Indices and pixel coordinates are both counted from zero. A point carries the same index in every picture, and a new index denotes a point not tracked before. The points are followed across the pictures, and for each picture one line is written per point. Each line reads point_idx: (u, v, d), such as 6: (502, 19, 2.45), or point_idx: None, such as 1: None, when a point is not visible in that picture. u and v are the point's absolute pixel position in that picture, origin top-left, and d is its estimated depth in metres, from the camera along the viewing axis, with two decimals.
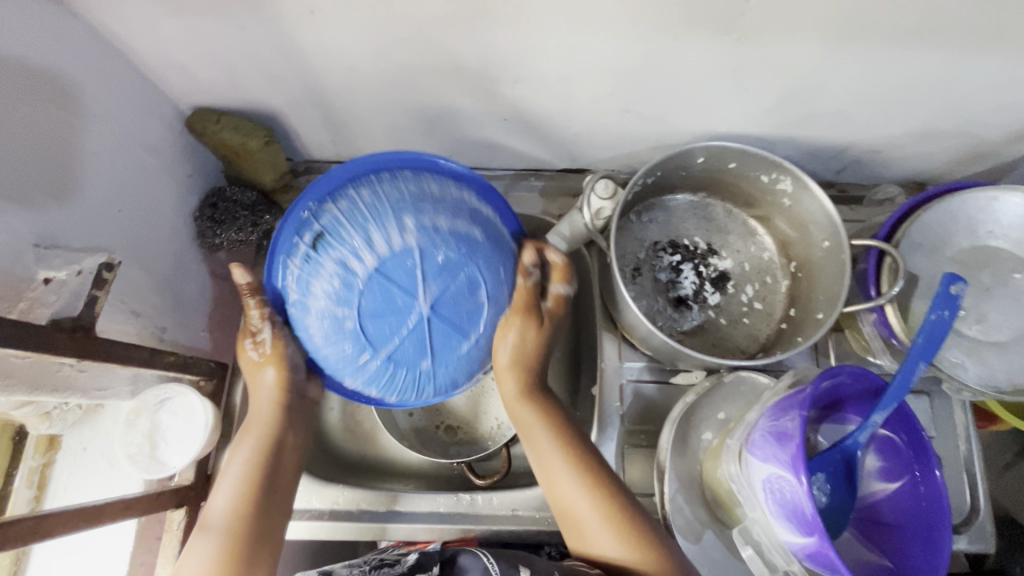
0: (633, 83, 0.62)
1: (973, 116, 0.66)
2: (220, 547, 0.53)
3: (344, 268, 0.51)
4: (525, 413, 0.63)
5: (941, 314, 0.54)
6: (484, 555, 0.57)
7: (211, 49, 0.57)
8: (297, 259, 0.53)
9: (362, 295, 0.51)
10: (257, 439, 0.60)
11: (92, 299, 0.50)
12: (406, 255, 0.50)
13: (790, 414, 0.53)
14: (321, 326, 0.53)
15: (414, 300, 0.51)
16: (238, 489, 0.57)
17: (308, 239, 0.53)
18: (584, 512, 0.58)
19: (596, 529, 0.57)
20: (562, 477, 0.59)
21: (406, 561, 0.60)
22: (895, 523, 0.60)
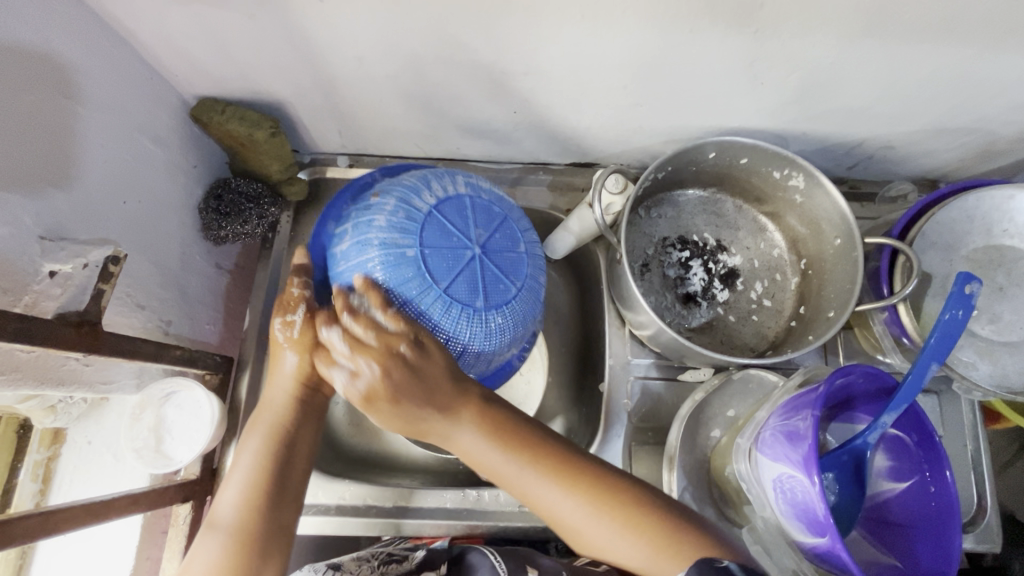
0: (647, 76, 0.61)
1: (991, 113, 0.65)
2: (227, 547, 0.53)
3: (408, 207, 0.56)
4: (453, 432, 0.58)
5: (955, 314, 0.54)
6: (491, 554, 0.58)
7: (218, 38, 0.56)
8: (391, 209, 0.55)
9: (429, 234, 0.55)
10: (264, 434, 0.59)
11: (98, 293, 0.50)
12: (500, 244, 0.58)
13: (802, 413, 0.53)
14: (395, 283, 0.54)
15: (496, 281, 0.57)
16: (244, 487, 0.56)
17: (420, 198, 0.56)
18: (581, 518, 0.56)
19: (603, 535, 0.55)
20: (514, 479, 0.58)
21: (413, 557, 0.61)
22: (903, 522, 0.60)
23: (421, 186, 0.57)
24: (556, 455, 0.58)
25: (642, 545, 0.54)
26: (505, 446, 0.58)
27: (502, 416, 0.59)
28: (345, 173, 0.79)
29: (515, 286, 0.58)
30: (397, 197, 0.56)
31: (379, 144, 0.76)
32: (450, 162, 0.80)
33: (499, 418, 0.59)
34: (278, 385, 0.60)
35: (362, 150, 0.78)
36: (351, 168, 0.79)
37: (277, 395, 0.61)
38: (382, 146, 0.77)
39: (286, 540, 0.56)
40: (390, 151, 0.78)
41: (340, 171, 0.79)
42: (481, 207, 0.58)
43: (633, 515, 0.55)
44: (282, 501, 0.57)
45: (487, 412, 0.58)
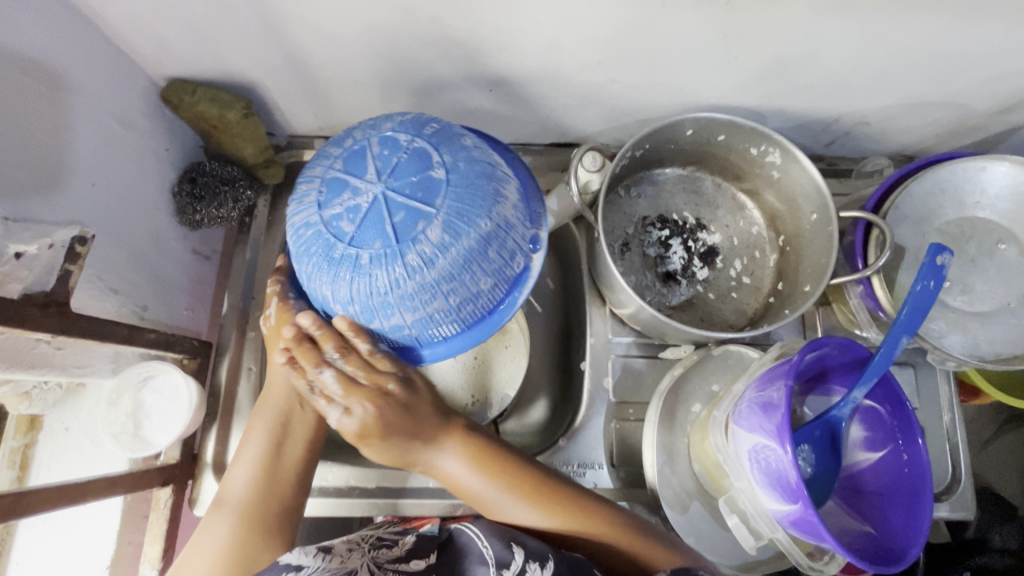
0: (621, 51, 0.60)
1: (964, 86, 0.66)
2: (233, 528, 0.55)
3: (311, 176, 0.55)
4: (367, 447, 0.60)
5: (926, 285, 0.55)
6: (478, 537, 0.56)
7: (184, 15, 0.55)
8: (300, 187, 0.55)
9: (326, 194, 0.52)
10: (271, 417, 0.60)
11: (65, 273, 0.49)
12: (405, 168, 0.51)
13: (775, 384, 0.53)
14: (308, 252, 0.53)
15: (405, 214, 0.50)
16: (253, 468, 0.58)
17: (321, 163, 0.55)
18: (501, 502, 0.60)
19: (510, 509, 0.60)
20: (421, 460, 0.61)
21: (404, 543, 0.59)
22: (877, 491, 0.61)
23: (327, 153, 0.55)
24: (497, 458, 0.61)
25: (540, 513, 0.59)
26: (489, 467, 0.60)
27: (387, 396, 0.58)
28: None
29: (432, 213, 0.51)
30: (308, 170, 0.55)
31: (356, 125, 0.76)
32: None
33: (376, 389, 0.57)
34: (278, 369, 0.62)
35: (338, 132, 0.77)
36: None
37: (276, 382, 0.62)
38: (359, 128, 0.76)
39: (292, 518, 0.57)
40: None
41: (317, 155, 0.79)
42: (379, 140, 0.53)
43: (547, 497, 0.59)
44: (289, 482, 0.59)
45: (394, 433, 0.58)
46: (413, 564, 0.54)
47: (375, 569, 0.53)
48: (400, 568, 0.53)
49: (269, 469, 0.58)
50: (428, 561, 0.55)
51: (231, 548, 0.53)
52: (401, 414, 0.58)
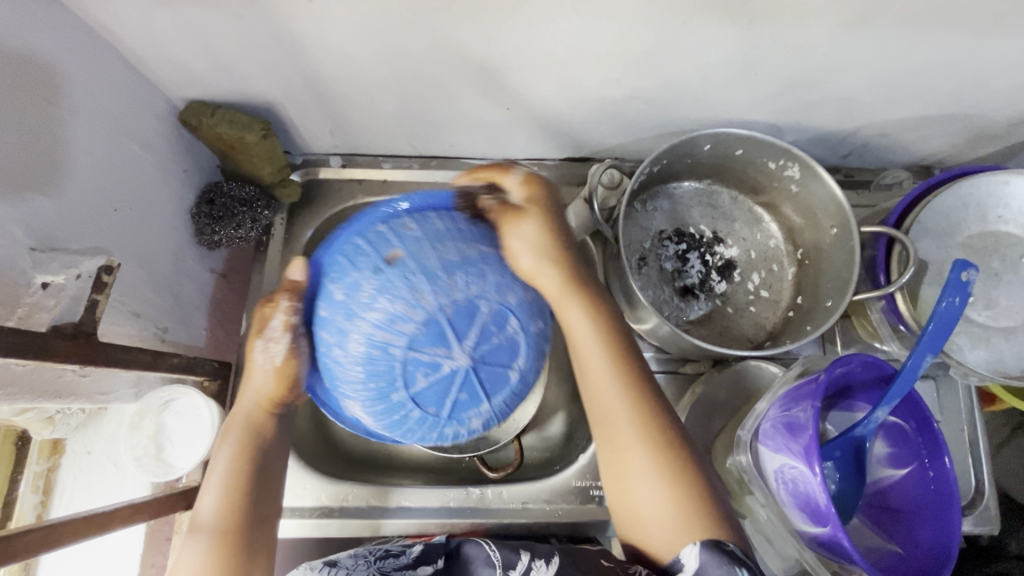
0: (641, 68, 0.60)
1: (985, 98, 0.65)
2: (207, 554, 0.52)
3: (413, 298, 0.45)
4: (598, 381, 0.56)
5: (952, 301, 0.54)
6: (487, 544, 0.58)
7: (205, 40, 0.55)
8: (399, 285, 0.45)
9: (422, 338, 0.45)
10: (239, 439, 0.58)
11: (93, 303, 0.48)
12: (495, 353, 0.48)
13: (802, 404, 0.53)
14: (368, 372, 0.47)
15: (468, 396, 0.49)
16: (221, 492, 0.55)
17: (433, 290, 0.45)
18: (647, 507, 0.53)
19: (660, 534, 0.52)
20: (626, 448, 0.54)
21: (410, 551, 0.60)
22: (903, 508, 0.60)
23: (447, 279, 0.45)
24: (665, 440, 0.54)
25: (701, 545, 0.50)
26: (645, 438, 0.54)
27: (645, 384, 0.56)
28: (338, 173, 0.79)
29: (486, 403, 0.50)
30: (410, 282, 0.45)
31: (372, 143, 0.76)
32: (443, 160, 0.80)
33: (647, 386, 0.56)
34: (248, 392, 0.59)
35: (354, 149, 0.77)
36: (344, 168, 0.79)
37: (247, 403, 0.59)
38: (375, 145, 0.76)
39: (266, 532, 0.56)
40: (383, 150, 0.77)
41: (333, 172, 0.79)
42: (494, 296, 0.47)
43: (699, 507, 0.52)
44: (265, 496, 0.58)
45: (565, 264, 0.57)
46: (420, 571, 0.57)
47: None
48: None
49: (243, 488, 0.56)
50: (435, 566, 0.58)
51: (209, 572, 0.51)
52: (552, 218, 0.58)
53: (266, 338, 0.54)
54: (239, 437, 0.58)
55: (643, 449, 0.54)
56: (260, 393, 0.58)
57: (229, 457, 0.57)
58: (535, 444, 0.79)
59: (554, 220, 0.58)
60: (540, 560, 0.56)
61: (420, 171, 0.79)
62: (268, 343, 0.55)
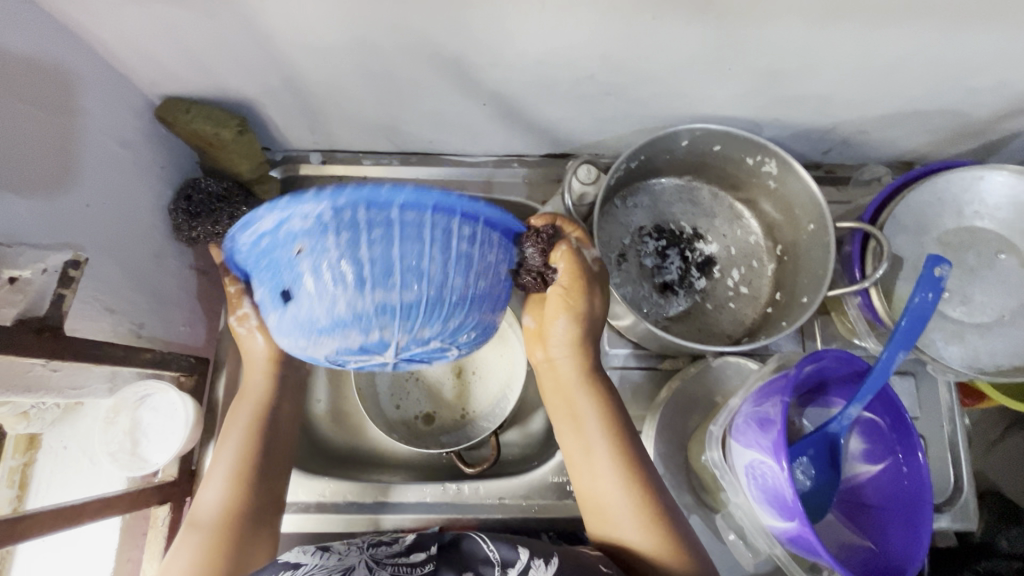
0: (615, 64, 0.60)
1: (961, 93, 0.65)
2: (208, 543, 0.54)
3: (307, 325, 0.42)
4: (576, 394, 0.60)
5: (924, 297, 0.54)
6: (484, 543, 0.55)
7: (177, 36, 0.55)
8: (298, 307, 0.41)
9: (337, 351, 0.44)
10: (245, 429, 0.61)
11: (59, 298, 0.49)
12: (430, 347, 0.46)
13: (772, 399, 0.53)
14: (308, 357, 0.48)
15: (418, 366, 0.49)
16: (225, 485, 0.57)
17: (333, 323, 0.41)
18: (608, 499, 0.57)
19: (625, 526, 0.56)
20: (591, 445, 0.58)
21: (403, 540, 0.57)
22: (878, 505, 0.60)
23: (341, 311, 0.40)
24: (625, 446, 0.58)
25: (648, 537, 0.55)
26: (608, 440, 0.58)
27: (609, 392, 0.60)
28: (318, 170, 0.79)
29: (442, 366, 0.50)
30: (304, 314, 0.41)
31: (351, 139, 0.76)
32: (424, 156, 0.80)
33: (610, 393, 0.60)
34: (250, 379, 0.63)
35: (334, 146, 0.77)
36: (324, 164, 0.79)
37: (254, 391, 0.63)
38: (355, 142, 0.76)
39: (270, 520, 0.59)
40: (363, 146, 0.78)
41: (313, 168, 0.79)
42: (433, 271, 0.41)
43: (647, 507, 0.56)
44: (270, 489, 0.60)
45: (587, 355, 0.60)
46: (413, 557, 0.53)
47: (373, 565, 0.50)
48: (401, 563, 0.51)
49: (246, 479, 0.58)
50: (429, 552, 0.53)
51: (211, 565, 0.53)
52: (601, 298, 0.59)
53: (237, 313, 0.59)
54: (246, 430, 0.60)
55: (605, 451, 0.58)
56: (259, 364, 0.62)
57: (233, 453, 0.59)
58: (515, 440, 0.79)
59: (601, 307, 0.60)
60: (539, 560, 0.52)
61: (401, 167, 0.79)
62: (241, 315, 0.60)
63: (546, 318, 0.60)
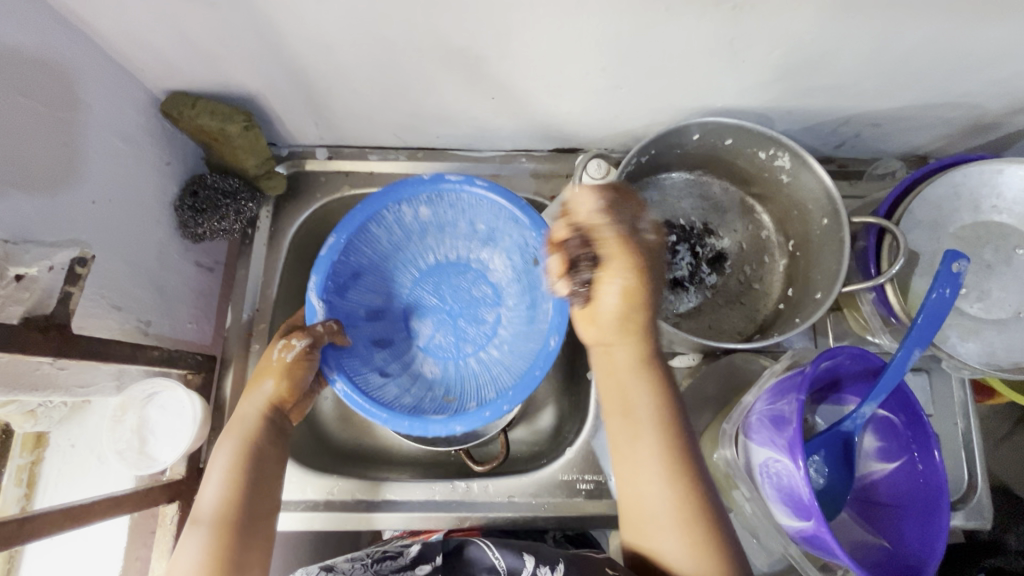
0: (626, 57, 0.59)
1: (979, 85, 0.64)
2: (207, 541, 0.53)
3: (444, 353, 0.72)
4: (628, 382, 0.56)
5: (942, 293, 0.53)
6: (491, 549, 0.58)
7: (181, 30, 0.54)
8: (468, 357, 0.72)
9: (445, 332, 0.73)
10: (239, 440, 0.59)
11: (66, 295, 0.48)
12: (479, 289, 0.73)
13: (787, 397, 0.52)
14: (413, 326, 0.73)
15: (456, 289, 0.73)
16: (226, 485, 0.56)
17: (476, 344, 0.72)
18: (650, 504, 0.54)
19: (662, 533, 0.53)
20: (641, 443, 0.55)
21: (408, 552, 0.60)
22: (892, 503, 0.59)
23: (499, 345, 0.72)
24: (676, 447, 0.54)
25: (690, 552, 0.52)
26: (658, 436, 0.54)
27: (668, 382, 0.57)
28: (324, 165, 0.78)
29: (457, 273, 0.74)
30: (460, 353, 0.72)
31: (358, 135, 0.75)
32: (430, 152, 0.79)
33: (669, 382, 0.57)
34: (251, 400, 0.61)
35: (340, 141, 0.77)
36: (330, 160, 0.78)
37: (247, 412, 0.61)
38: (361, 137, 0.76)
39: (266, 531, 0.57)
40: (369, 142, 0.77)
41: (319, 164, 0.78)
42: (477, 312, 0.73)
43: (693, 517, 0.52)
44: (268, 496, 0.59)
45: (648, 338, 0.56)
46: (419, 570, 0.57)
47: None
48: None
49: (248, 481, 0.57)
50: (434, 564, 0.57)
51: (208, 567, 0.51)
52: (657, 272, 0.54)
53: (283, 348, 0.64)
54: (240, 444, 0.59)
55: (654, 451, 0.54)
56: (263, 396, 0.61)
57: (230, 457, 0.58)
58: (524, 438, 0.78)
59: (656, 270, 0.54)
60: (543, 566, 0.55)
61: (407, 163, 0.79)
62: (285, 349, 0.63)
63: (603, 292, 0.54)
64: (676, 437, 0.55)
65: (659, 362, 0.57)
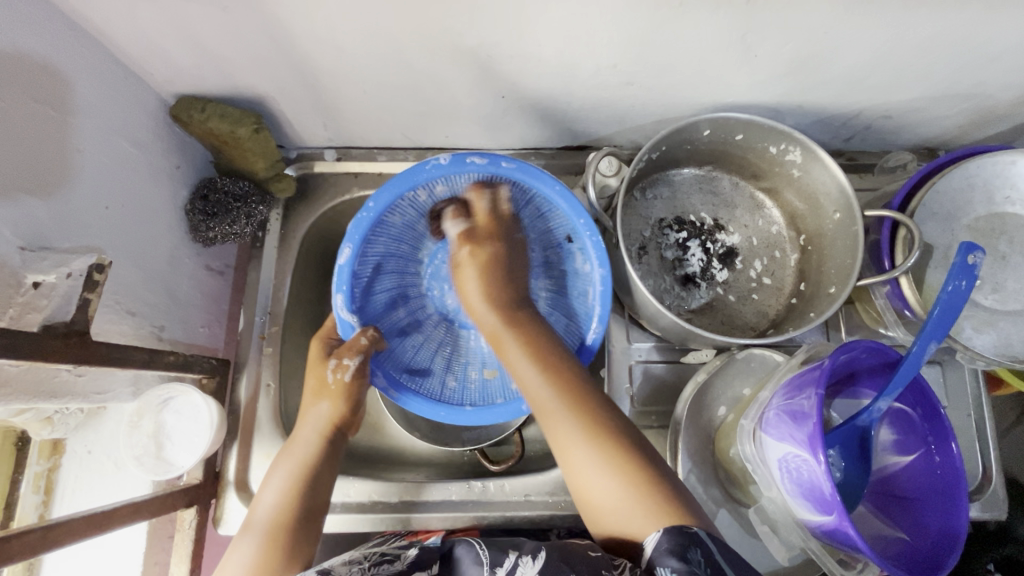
0: (638, 53, 0.59)
1: (991, 77, 0.63)
2: (258, 547, 0.54)
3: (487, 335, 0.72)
4: (518, 364, 0.60)
5: (958, 285, 0.53)
6: (478, 543, 0.54)
7: (193, 34, 0.54)
8: None
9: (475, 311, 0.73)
10: (297, 454, 0.60)
11: (85, 302, 0.48)
12: None
13: (805, 392, 0.52)
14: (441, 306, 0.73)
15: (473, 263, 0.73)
16: (282, 499, 0.57)
17: None
18: (590, 477, 0.54)
19: (611, 502, 0.53)
20: (558, 429, 0.56)
21: (405, 556, 0.55)
22: (910, 496, 0.59)
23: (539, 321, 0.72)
24: (602, 425, 0.55)
25: (639, 512, 0.51)
26: (575, 419, 0.56)
27: (557, 364, 0.59)
28: (333, 167, 0.78)
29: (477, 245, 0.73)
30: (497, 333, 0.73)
31: (366, 135, 0.75)
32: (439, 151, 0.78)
33: (562, 367, 0.59)
34: (311, 419, 0.62)
35: (348, 142, 0.76)
36: (339, 161, 0.78)
37: (308, 430, 0.62)
38: (370, 138, 0.75)
39: (314, 548, 0.57)
40: (378, 142, 0.76)
41: (327, 165, 0.78)
42: None
43: (637, 480, 0.52)
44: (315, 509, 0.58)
45: (520, 318, 0.63)
46: None
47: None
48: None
49: (303, 496, 0.58)
50: (430, 570, 0.53)
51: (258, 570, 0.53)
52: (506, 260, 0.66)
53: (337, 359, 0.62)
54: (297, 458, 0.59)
55: (576, 431, 0.55)
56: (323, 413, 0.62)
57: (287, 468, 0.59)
58: (538, 437, 0.79)
59: (505, 265, 0.66)
60: (528, 558, 0.51)
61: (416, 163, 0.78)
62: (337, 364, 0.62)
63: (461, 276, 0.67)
64: (601, 419, 0.56)
65: (537, 334, 0.62)
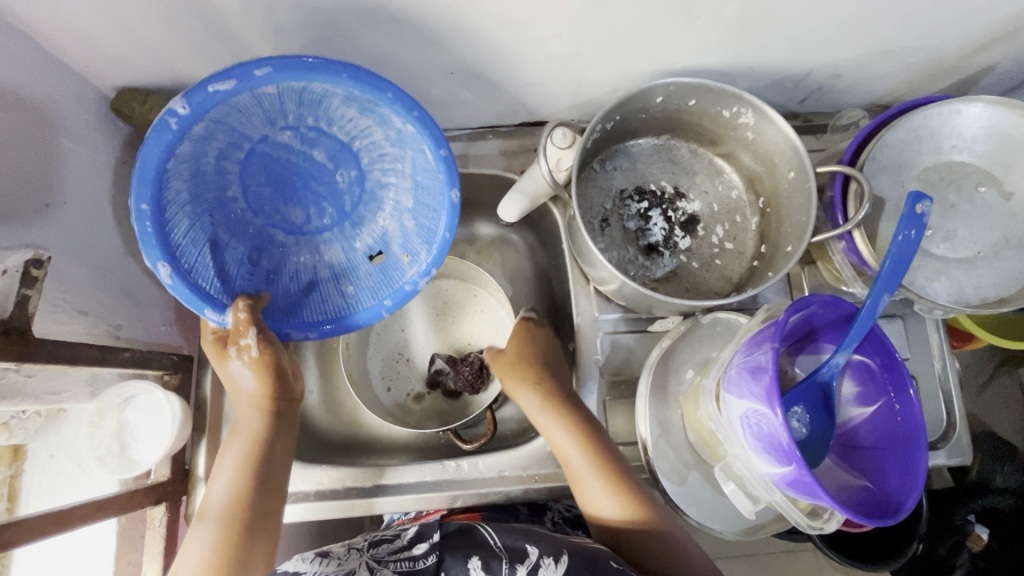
0: (580, 21, 0.58)
1: (934, 29, 0.64)
2: (216, 537, 0.55)
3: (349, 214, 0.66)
4: (544, 419, 0.66)
5: (907, 234, 0.53)
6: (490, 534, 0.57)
7: (122, 22, 0.53)
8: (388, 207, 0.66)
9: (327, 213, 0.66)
10: (244, 441, 0.61)
11: (24, 298, 0.47)
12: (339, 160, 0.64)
13: (762, 347, 0.53)
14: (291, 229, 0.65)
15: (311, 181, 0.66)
16: (237, 477, 0.59)
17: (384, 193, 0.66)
18: (581, 471, 0.63)
19: (597, 496, 0.62)
20: (564, 447, 0.64)
21: (404, 535, 0.61)
22: (872, 445, 0.61)
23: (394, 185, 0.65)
24: (591, 433, 0.64)
25: (617, 503, 0.61)
26: (580, 439, 0.63)
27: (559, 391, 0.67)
28: None
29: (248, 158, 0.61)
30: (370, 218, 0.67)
31: None
32: None
33: (567, 399, 0.66)
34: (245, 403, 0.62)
35: None
36: None
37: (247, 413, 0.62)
38: None
39: (273, 530, 0.59)
40: None
41: None
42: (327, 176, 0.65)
43: (615, 477, 0.62)
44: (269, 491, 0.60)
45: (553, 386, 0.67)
46: (415, 549, 0.57)
47: (375, 565, 0.55)
48: (403, 557, 0.56)
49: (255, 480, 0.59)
50: (431, 541, 0.57)
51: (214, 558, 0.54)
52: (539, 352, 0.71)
53: (238, 342, 0.59)
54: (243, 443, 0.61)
55: (576, 448, 0.63)
56: (254, 397, 0.62)
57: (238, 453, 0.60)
58: (512, 415, 0.79)
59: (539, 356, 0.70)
60: (547, 556, 0.54)
61: None
62: (240, 345, 0.59)
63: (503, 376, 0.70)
64: (591, 431, 0.65)
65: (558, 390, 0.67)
